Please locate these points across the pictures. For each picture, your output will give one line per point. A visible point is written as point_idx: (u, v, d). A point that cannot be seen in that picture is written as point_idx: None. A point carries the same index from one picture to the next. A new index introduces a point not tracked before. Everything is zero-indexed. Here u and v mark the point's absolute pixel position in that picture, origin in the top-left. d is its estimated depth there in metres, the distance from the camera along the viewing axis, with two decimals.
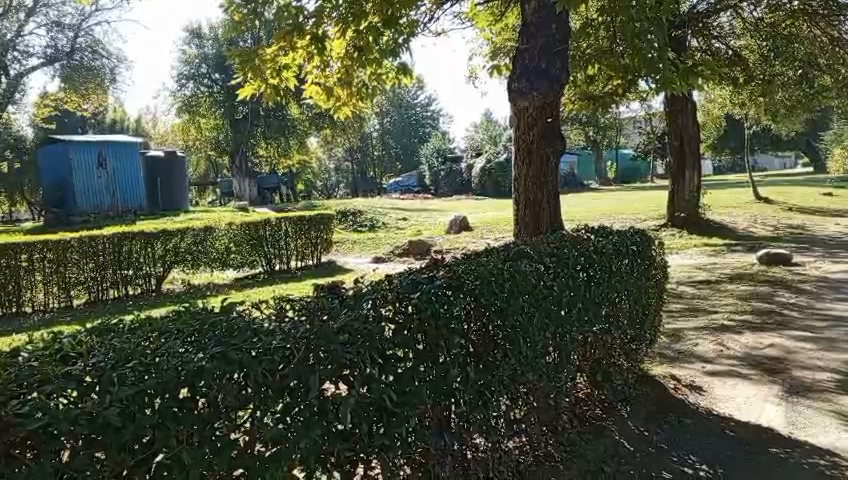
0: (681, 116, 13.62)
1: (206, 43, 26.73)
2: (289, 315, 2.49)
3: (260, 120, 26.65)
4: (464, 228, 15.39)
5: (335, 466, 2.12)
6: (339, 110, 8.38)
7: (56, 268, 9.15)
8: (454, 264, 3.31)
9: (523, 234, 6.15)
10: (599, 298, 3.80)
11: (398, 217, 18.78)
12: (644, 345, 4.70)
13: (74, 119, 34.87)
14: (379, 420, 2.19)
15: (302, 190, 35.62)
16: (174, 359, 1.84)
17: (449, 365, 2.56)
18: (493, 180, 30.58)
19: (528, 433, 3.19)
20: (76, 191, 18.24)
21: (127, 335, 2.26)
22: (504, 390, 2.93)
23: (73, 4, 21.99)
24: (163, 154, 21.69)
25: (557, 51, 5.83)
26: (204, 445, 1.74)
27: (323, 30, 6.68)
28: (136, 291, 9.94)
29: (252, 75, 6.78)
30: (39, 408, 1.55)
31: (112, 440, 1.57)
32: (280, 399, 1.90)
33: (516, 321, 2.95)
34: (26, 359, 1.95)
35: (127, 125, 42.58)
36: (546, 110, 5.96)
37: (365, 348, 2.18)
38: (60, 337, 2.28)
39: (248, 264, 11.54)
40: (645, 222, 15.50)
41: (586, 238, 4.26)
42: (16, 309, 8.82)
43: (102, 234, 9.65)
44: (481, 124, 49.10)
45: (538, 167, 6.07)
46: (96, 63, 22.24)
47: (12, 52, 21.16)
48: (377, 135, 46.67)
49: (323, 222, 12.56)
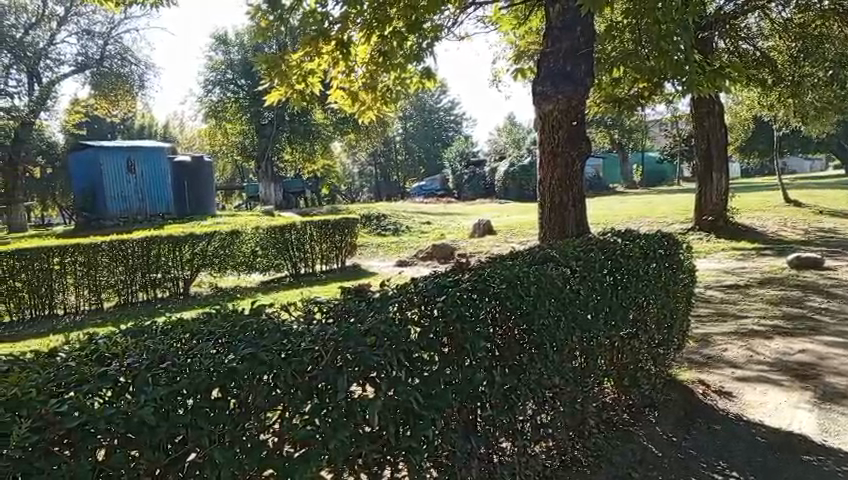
0: (709, 118, 13.47)
1: (232, 49, 27.03)
2: (317, 317, 2.52)
3: (285, 125, 26.85)
4: (488, 232, 15.39)
5: (363, 468, 2.12)
6: (364, 114, 8.41)
7: (87, 271, 9.35)
8: (479, 268, 3.32)
9: (549, 237, 6.11)
10: (626, 302, 3.78)
11: (422, 221, 18.78)
12: (671, 349, 4.64)
13: (103, 126, 35.59)
14: (405, 422, 2.20)
15: (326, 195, 35.80)
16: (206, 361, 1.89)
17: (476, 368, 2.56)
18: (517, 183, 30.31)
19: (555, 437, 3.15)
20: (107, 196, 18.63)
21: (160, 337, 2.31)
22: (530, 394, 2.91)
23: (102, 12, 22.43)
24: (190, 159, 21.96)
25: (582, 54, 5.83)
26: (235, 445, 1.76)
27: (348, 36, 6.73)
28: (164, 294, 10.08)
29: (277, 80, 6.85)
30: (76, 406, 1.58)
31: (144, 440, 1.60)
32: (308, 400, 1.92)
33: (543, 324, 2.94)
34: (64, 359, 2.01)
35: (155, 131, 43.20)
36: (571, 112, 5.92)
37: (392, 351, 2.20)
38: (95, 338, 2.34)
39: (274, 267, 11.64)
40: (672, 225, 15.30)
41: (613, 241, 4.24)
42: (49, 311, 9.05)
43: (132, 237, 9.83)
44: (505, 127, 48.97)
45: (564, 170, 6.03)
46: (125, 70, 22.63)
47: (44, 60, 21.65)
48: (400, 140, 46.78)
49: (347, 225, 12.60)
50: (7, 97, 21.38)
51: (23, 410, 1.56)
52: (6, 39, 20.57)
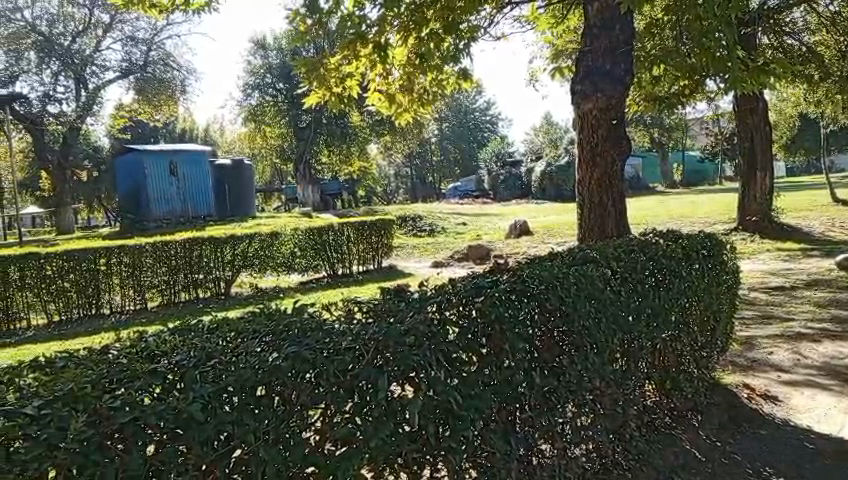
0: (752, 116, 13.26)
1: (270, 53, 27.30)
2: (358, 317, 2.55)
3: (323, 128, 27.22)
4: (524, 232, 15.30)
5: (403, 468, 2.13)
6: (400, 116, 8.45)
7: (132, 271, 9.59)
8: (517, 269, 3.32)
9: (589, 237, 6.05)
10: (669, 304, 3.73)
11: (458, 222, 18.73)
12: (714, 352, 4.55)
13: (146, 129, 36.44)
14: (445, 422, 2.21)
15: (362, 196, 36.05)
16: (252, 358, 1.94)
17: (514, 369, 2.55)
18: (554, 182, 29.94)
19: (596, 440, 3.10)
20: (151, 197, 19.10)
21: (206, 334, 2.37)
22: (571, 395, 2.88)
23: (146, 19, 22.96)
24: (230, 163, 22.41)
25: (621, 52, 5.77)
26: (280, 443, 1.79)
27: (386, 38, 6.79)
28: (206, 294, 10.29)
29: (316, 83, 6.97)
30: (128, 403, 1.63)
31: (191, 436, 1.63)
32: (350, 399, 1.95)
33: (584, 326, 2.92)
34: (116, 356, 2.08)
35: (196, 135, 44.07)
36: (610, 111, 5.85)
37: (431, 350, 2.21)
38: (145, 336, 2.42)
39: (312, 268, 11.76)
40: (714, 225, 14.96)
41: (655, 242, 4.19)
42: (95, 310, 9.32)
43: (175, 239, 10.06)
44: (542, 127, 48.56)
45: (604, 169, 5.96)
46: (168, 75, 23.21)
47: (91, 66, 22.21)
48: (435, 141, 46.79)
49: (384, 227, 12.64)
50: (55, 103, 22.08)
51: (80, 405, 1.62)
52: (54, 47, 21.44)
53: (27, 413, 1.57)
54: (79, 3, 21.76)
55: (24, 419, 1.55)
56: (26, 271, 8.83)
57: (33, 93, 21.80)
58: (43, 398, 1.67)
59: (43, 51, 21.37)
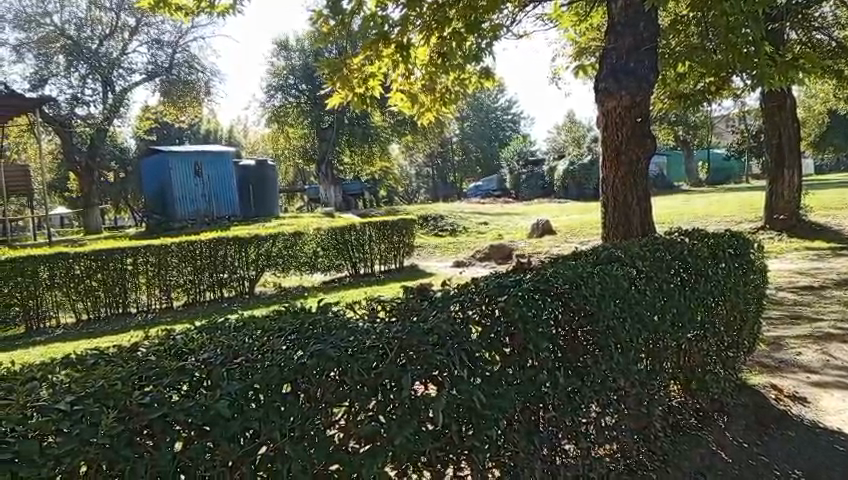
0: (780, 113, 13.03)
1: (293, 54, 27.26)
2: (381, 315, 2.57)
3: (345, 129, 27.45)
4: (547, 232, 15.21)
5: (427, 466, 2.13)
6: (422, 116, 8.46)
7: (158, 271, 9.74)
8: (541, 268, 3.31)
9: (613, 237, 6.00)
10: (695, 304, 3.68)
11: (480, 221, 18.68)
12: (742, 352, 4.49)
13: (172, 131, 36.92)
14: (469, 421, 2.21)
15: (384, 196, 36.15)
16: (277, 356, 1.96)
17: (538, 369, 2.55)
18: (576, 181, 29.66)
19: (620, 441, 3.08)
20: (176, 198, 19.38)
21: (233, 333, 2.41)
22: (595, 396, 2.85)
23: (171, 22, 23.24)
24: (255, 164, 22.61)
25: (646, 49, 5.71)
26: (305, 440, 1.81)
27: (408, 38, 6.81)
28: (230, 293, 10.41)
29: (339, 85, 7.02)
30: (157, 399, 1.67)
31: (218, 434, 1.65)
32: (374, 397, 1.96)
33: (608, 326, 2.90)
34: (146, 354, 2.12)
35: (220, 136, 44.53)
36: (635, 109, 5.80)
37: (455, 350, 2.22)
38: (174, 334, 2.46)
39: (335, 268, 11.81)
40: (740, 224, 14.71)
41: (681, 241, 4.14)
42: (122, 309, 9.48)
43: (200, 239, 10.19)
44: (564, 125, 48.23)
45: (629, 168, 5.91)
46: (192, 77, 23.51)
47: (117, 69, 22.55)
48: (457, 140, 46.73)
49: (406, 226, 12.63)
50: (84, 105, 22.37)
51: (111, 401, 1.65)
52: (82, 51, 21.79)
53: (61, 409, 1.60)
54: (106, 7, 22.15)
55: (58, 414, 1.58)
56: (55, 270, 8.98)
57: (62, 96, 22.10)
58: (76, 394, 1.71)
59: (71, 55, 21.75)
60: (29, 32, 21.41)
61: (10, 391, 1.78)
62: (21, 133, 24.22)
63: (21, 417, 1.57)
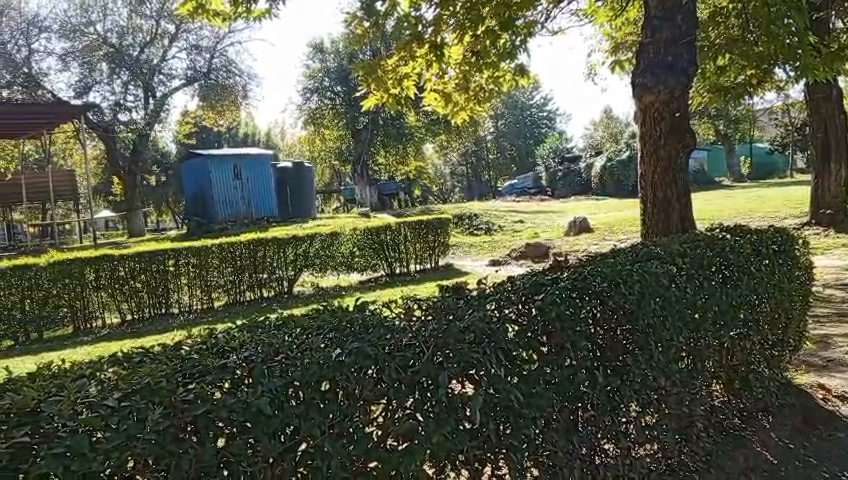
0: (825, 104, 12.65)
1: (328, 57, 27.54)
2: (417, 314, 2.58)
3: (379, 129, 27.65)
4: (584, 229, 15.03)
5: (464, 464, 2.14)
6: (456, 115, 8.46)
7: (199, 271, 9.94)
8: (579, 265, 3.28)
9: (652, 234, 5.91)
10: (737, 301, 3.60)
11: (515, 219, 18.53)
12: (786, 351, 4.37)
13: (211, 134, 37.59)
14: (506, 420, 2.21)
15: (419, 195, 36.19)
16: (317, 354, 1.99)
17: (576, 368, 2.53)
18: (614, 178, 29.16)
19: (661, 441, 3.03)
20: (216, 201, 19.74)
21: (272, 331, 2.45)
22: (635, 395, 2.81)
23: (209, 28, 23.66)
24: (292, 166, 22.87)
25: (684, 43, 5.61)
26: (343, 437, 1.84)
27: (442, 37, 6.81)
28: (270, 293, 10.57)
29: (374, 86, 7.06)
30: (201, 396, 1.71)
31: (259, 431, 1.69)
32: (411, 395, 1.98)
33: (648, 325, 2.86)
34: (189, 352, 2.17)
35: (258, 139, 45.18)
36: (673, 103, 5.70)
37: (491, 349, 2.22)
38: (216, 333, 2.52)
39: (371, 267, 11.87)
40: (783, 221, 14.30)
41: (722, 237, 4.05)
42: (165, 309, 9.71)
43: (240, 240, 10.36)
44: (601, 121, 47.58)
45: (667, 164, 5.80)
46: (230, 81, 23.95)
47: (158, 75, 23.07)
48: (492, 138, 46.54)
49: (442, 225, 12.60)
50: (126, 111, 22.93)
51: (156, 398, 1.69)
52: (124, 58, 22.39)
53: (109, 405, 1.65)
54: (146, 15, 22.66)
55: (106, 411, 1.62)
56: (101, 271, 9.23)
57: (105, 102, 22.68)
58: (123, 391, 1.76)
59: (114, 62, 22.35)
60: (74, 41, 22.02)
61: (60, 388, 1.84)
62: (67, 138, 24.92)
63: (71, 412, 1.62)
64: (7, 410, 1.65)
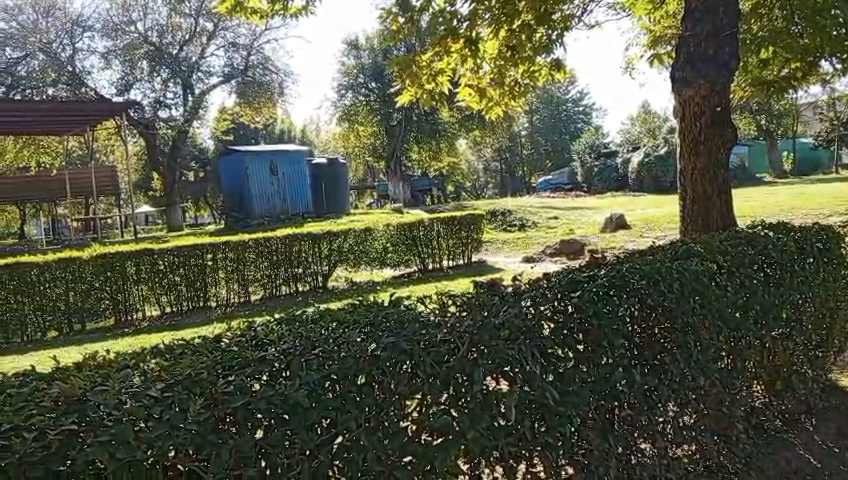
0: None
1: (363, 53, 27.66)
2: (451, 310, 2.58)
3: (413, 125, 27.70)
4: (621, 226, 14.81)
5: (499, 460, 2.14)
6: (491, 110, 8.43)
7: (236, 266, 10.11)
8: (617, 262, 3.23)
9: (691, 230, 5.80)
10: (780, 299, 3.51)
11: (550, 215, 18.34)
12: (830, 351, 4.24)
13: (248, 130, 38.11)
14: (541, 417, 2.19)
15: (451, 191, 36.12)
16: (353, 348, 2.01)
17: (613, 367, 2.50)
18: (653, 175, 28.57)
19: (699, 442, 2.97)
20: (254, 196, 20.00)
21: (309, 324, 2.48)
22: (673, 394, 2.77)
23: (246, 26, 23.97)
24: (326, 162, 23.07)
25: (726, 35, 5.48)
26: (379, 431, 1.86)
27: (477, 32, 6.78)
28: (305, 288, 10.68)
29: (408, 81, 7.08)
30: (240, 388, 1.74)
31: (297, 423, 1.71)
32: (446, 391, 1.98)
33: (686, 322, 2.81)
34: (228, 344, 2.21)
35: (293, 135, 45.65)
36: (713, 98, 5.58)
37: (527, 345, 2.20)
38: (255, 325, 2.55)
39: (404, 263, 11.91)
40: (829, 218, 13.85)
41: (764, 235, 3.96)
42: (204, 303, 9.89)
43: (275, 235, 10.50)
44: (638, 116, 46.78)
45: (707, 159, 5.69)
46: (266, 78, 24.29)
47: (196, 73, 23.47)
48: (526, 134, 46.15)
49: (476, 222, 12.53)
50: (166, 108, 23.38)
51: (197, 389, 1.74)
52: (164, 56, 22.85)
53: (152, 396, 1.70)
54: (186, 13, 23.08)
55: (150, 401, 1.68)
56: (142, 265, 9.44)
57: (146, 99, 23.17)
58: (165, 382, 1.81)
59: (154, 60, 22.80)
60: (116, 40, 22.55)
61: (105, 378, 1.90)
62: (109, 135, 25.44)
63: (115, 402, 1.67)
64: (56, 399, 1.70)
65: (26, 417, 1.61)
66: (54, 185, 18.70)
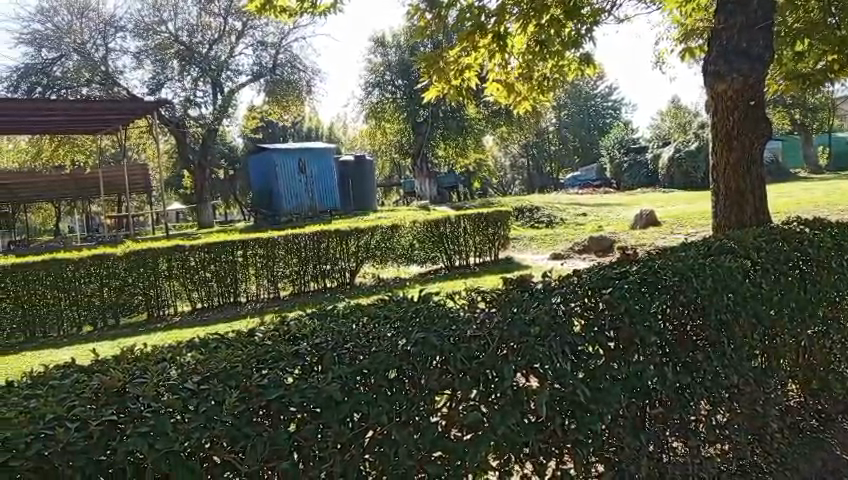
0: None
1: (390, 51, 27.70)
2: (481, 306, 2.58)
3: (440, 122, 27.68)
4: (651, 222, 14.63)
5: (529, 457, 2.13)
6: (519, 106, 8.39)
7: (266, 262, 10.22)
8: (648, 259, 3.20)
9: (724, 226, 5.70)
10: (816, 298, 3.42)
11: (578, 212, 18.16)
12: None
13: (276, 128, 38.41)
14: (572, 415, 2.19)
15: (478, 188, 36.02)
16: (383, 344, 2.03)
17: (645, 364, 2.48)
18: (683, 171, 28.11)
19: (733, 441, 2.92)
20: (282, 194, 20.23)
21: (341, 319, 2.51)
22: (707, 392, 2.73)
23: (275, 24, 24.17)
24: (353, 160, 23.24)
25: (760, 27, 5.38)
26: (410, 426, 1.87)
27: (505, 28, 6.75)
28: (333, 284, 10.76)
29: (436, 77, 7.11)
30: (275, 382, 1.77)
31: (329, 416, 1.73)
32: (475, 387, 1.98)
33: (719, 319, 2.77)
34: (262, 338, 2.25)
35: (320, 133, 45.92)
36: (747, 92, 5.47)
37: (557, 343, 2.19)
38: (287, 320, 2.59)
39: (431, 260, 11.92)
40: None
41: (800, 231, 3.88)
42: (234, 299, 10.03)
43: (303, 232, 10.58)
44: (669, 111, 46.03)
45: (740, 153, 5.59)
46: (295, 76, 24.51)
47: (226, 71, 23.75)
48: (554, 129, 45.79)
49: (502, 219, 12.47)
50: (196, 106, 23.67)
51: (233, 382, 1.78)
52: (194, 55, 23.16)
53: (190, 388, 1.75)
54: (215, 13, 23.36)
55: (186, 394, 1.72)
56: (173, 262, 9.60)
57: (176, 98, 23.49)
58: (200, 375, 1.85)
59: (184, 59, 23.13)
60: (147, 40, 22.90)
61: (143, 371, 1.94)
62: (141, 134, 25.89)
63: (154, 394, 1.71)
64: (97, 390, 1.75)
65: (67, 408, 1.65)
66: (88, 183, 19.09)
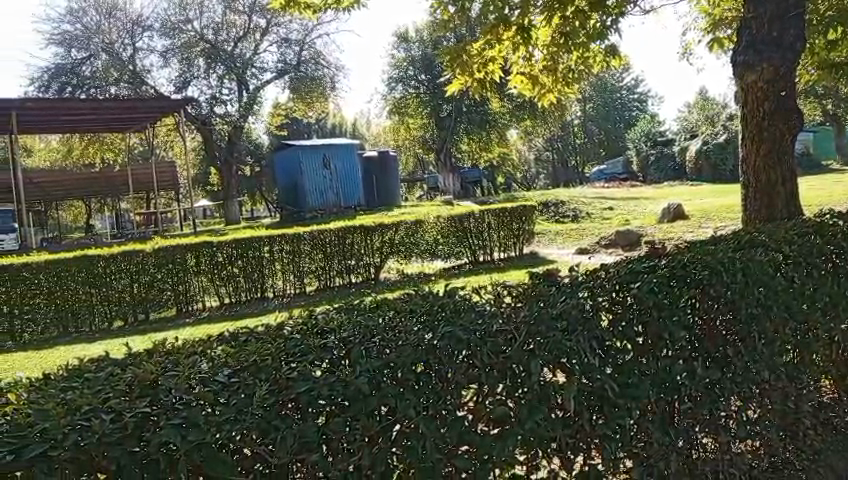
0: None
1: (413, 46, 27.67)
2: (508, 300, 2.57)
3: (463, 117, 27.60)
4: (678, 216, 14.41)
5: (555, 452, 2.14)
6: (543, 99, 8.32)
7: (292, 258, 10.30)
8: (676, 253, 3.16)
9: (755, 219, 5.60)
10: None
11: (604, 206, 17.97)
12: None
13: (301, 125, 38.61)
14: (599, 409, 2.19)
15: (502, 183, 35.83)
16: (409, 337, 2.03)
17: (673, 359, 2.46)
18: (711, 163, 27.63)
19: (764, 437, 2.89)
20: (307, 191, 20.37)
21: (368, 313, 2.52)
22: (736, 387, 2.70)
23: (299, 21, 24.28)
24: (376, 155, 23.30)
25: (791, 16, 5.26)
26: (438, 419, 1.87)
27: (529, 20, 6.70)
28: (358, 279, 10.80)
29: (459, 71, 7.11)
30: (304, 375, 1.79)
31: (357, 410, 1.76)
32: (502, 381, 1.98)
33: (750, 313, 2.72)
34: (291, 332, 2.27)
35: (345, 129, 46.13)
36: (778, 82, 5.35)
37: (585, 338, 2.18)
38: (315, 314, 2.61)
39: (454, 255, 11.90)
40: None
41: (834, 224, 3.78)
42: (261, 294, 10.12)
43: (328, 228, 10.63)
44: (697, 103, 45.29)
45: (771, 145, 5.49)
46: (319, 73, 24.62)
47: (251, 68, 23.91)
48: (578, 123, 45.38)
49: (527, 213, 12.39)
50: (222, 104, 23.88)
51: (263, 375, 1.80)
52: (219, 53, 23.36)
53: (220, 381, 1.78)
54: (240, 11, 23.55)
55: (218, 386, 1.75)
56: (201, 257, 9.73)
57: (203, 96, 23.73)
58: (231, 368, 1.88)
59: (210, 57, 23.34)
60: (174, 38, 23.18)
61: (174, 364, 1.97)
62: (169, 131, 26.25)
63: (186, 387, 1.74)
64: (131, 383, 1.79)
65: (103, 400, 1.69)
66: (117, 180, 19.40)
